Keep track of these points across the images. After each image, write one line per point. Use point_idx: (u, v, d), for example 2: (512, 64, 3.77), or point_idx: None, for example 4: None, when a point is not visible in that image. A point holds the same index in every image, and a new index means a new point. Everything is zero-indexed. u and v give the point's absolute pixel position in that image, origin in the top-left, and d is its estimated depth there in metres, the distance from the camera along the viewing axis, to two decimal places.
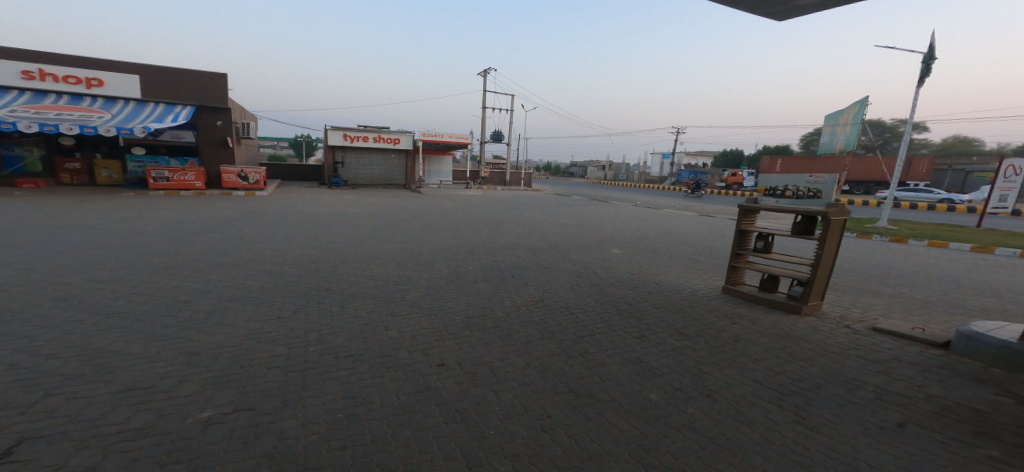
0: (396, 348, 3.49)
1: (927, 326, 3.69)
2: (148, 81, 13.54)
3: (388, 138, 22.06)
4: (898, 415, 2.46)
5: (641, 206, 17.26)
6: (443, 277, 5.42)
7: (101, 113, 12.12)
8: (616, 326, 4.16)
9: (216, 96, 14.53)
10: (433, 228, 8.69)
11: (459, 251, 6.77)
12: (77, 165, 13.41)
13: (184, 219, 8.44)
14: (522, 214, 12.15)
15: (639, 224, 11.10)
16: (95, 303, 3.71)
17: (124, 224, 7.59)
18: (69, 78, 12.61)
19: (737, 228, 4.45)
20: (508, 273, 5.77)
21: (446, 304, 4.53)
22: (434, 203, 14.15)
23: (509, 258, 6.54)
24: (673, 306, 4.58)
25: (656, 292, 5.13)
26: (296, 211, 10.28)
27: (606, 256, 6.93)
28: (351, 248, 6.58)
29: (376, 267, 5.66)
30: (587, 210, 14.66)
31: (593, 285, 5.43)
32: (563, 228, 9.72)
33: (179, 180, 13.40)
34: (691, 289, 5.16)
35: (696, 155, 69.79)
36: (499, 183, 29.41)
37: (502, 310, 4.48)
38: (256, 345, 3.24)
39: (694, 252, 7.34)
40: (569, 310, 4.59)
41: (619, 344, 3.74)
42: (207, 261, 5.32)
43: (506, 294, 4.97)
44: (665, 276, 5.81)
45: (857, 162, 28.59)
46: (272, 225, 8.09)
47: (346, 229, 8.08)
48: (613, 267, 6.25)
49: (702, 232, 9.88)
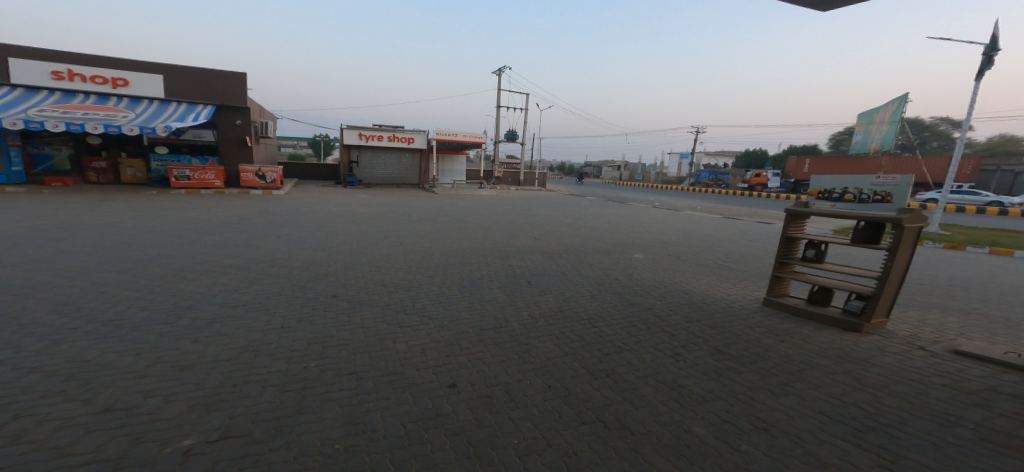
0: (406, 365, 3.19)
1: (1020, 351, 3.17)
2: (170, 81, 13.73)
3: (404, 137, 22.01)
4: (1011, 464, 2.02)
5: (659, 207, 16.62)
6: (455, 284, 5.10)
7: (126, 113, 12.30)
8: (646, 342, 3.76)
9: (236, 95, 14.65)
10: (444, 230, 8.40)
11: (472, 255, 6.45)
12: (103, 163, 13.66)
13: (196, 218, 8.37)
14: (537, 215, 11.79)
15: (661, 227, 10.59)
16: (94, 308, 3.53)
17: (138, 223, 7.54)
18: (96, 78, 12.88)
19: (784, 235, 3.99)
20: (525, 279, 5.42)
21: (459, 313, 4.23)
22: (449, 204, 13.91)
23: (524, 263, 6.18)
24: (708, 319, 4.16)
25: (688, 302, 4.69)
26: (310, 211, 10.17)
27: (627, 262, 6.49)
28: (360, 251, 6.33)
29: (387, 271, 5.40)
30: (604, 211, 14.17)
31: (617, 293, 5.04)
32: (580, 230, 9.32)
33: (200, 179, 13.53)
34: (727, 301, 4.70)
35: (716, 155, 67.90)
36: (514, 183, 29.06)
37: (520, 321, 4.15)
38: (255, 359, 2.98)
39: (724, 259, 6.81)
40: (593, 322, 4.22)
41: (651, 364, 3.36)
42: (214, 264, 5.14)
43: (523, 303, 4.61)
44: (696, 284, 5.36)
45: (895, 163, 26.98)
46: (284, 226, 7.94)
47: (356, 231, 7.87)
48: (636, 274, 5.84)
49: (728, 236, 9.32)
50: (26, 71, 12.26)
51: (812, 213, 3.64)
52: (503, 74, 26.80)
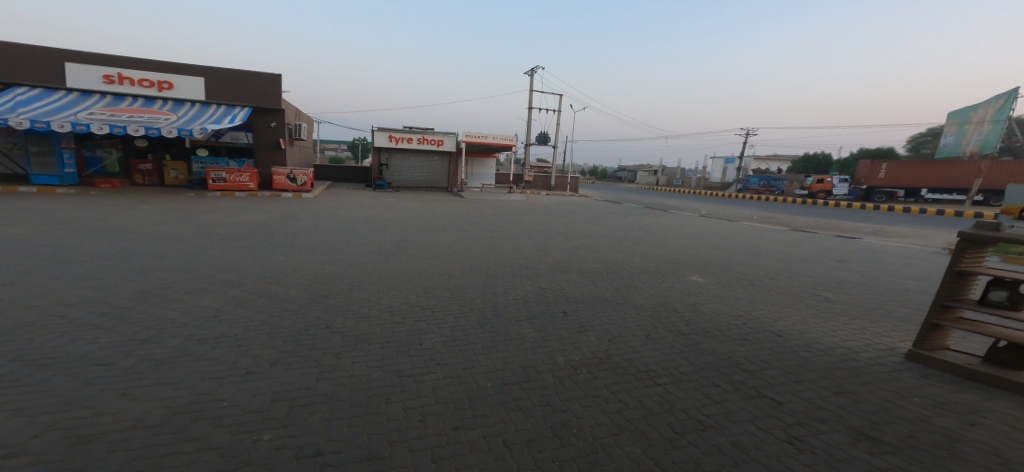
0: (395, 445, 2.27)
1: None
2: (211, 83, 13.95)
3: (432, 139, 21.57)
4: None
5: (705, 217, 14.97)
6: (474, 314, 4.20)
7: (168, 115, 12.50)
8: (738, 415, 2.63)
9: (272, 97, 14.70)
10: (467, 241, 7.57)
11: (494, 274, 5.51)
12: (149, 166, 13.98)
13: (214, 222, 8.01)
14: (567, 224, 10.67)
15: (712, 239, 9.18)
16: (33, 337, 2.88)
17: (151, 228, 7.17)
18: (143, 81, 13.27)
19: (950, 270, 3.03)
20: (560, 309, 4.40)
21: (477, 361, 3.28)
22: (474, 210, 13.09)
23: (557, 286, 5.14)
24: (825, 382, 2.94)
25: (784, 351, 3.47)
26: (330, 217, 9.65)
27: (683, 286, 5.30)
28: (368, 267, 5.58)
29: (392, 296, 4.57)
30: (644, 220, 12.76)
31: (678, 331, 3.93)
32: (617, 243, 8.12)
33: (235, 181, 13.61)
34: (841, 352, 3.43)
35: (768, 159, 63.02)
36: (546, 187, 27.96)
37: (553, 374, 3.14)
38: (187, 426, 2.15)
39: (810, 286, 5.41)
40: (654, 377, 3.13)
41: (758, 459, 2.21)
42: (206, 279, 4.52)
43: (560, 345, 3.61)
44: (787, 323, 4.09)
45: (996, 168, 23.02)
46: (297, 233, 7.38)
47: (372, 240, 7.19)
48: (698, 303, 4.69)
49: (799, 253, 7.79)
50: (81, 75, 12.81)
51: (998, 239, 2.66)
52: (534, 74, 25.90)
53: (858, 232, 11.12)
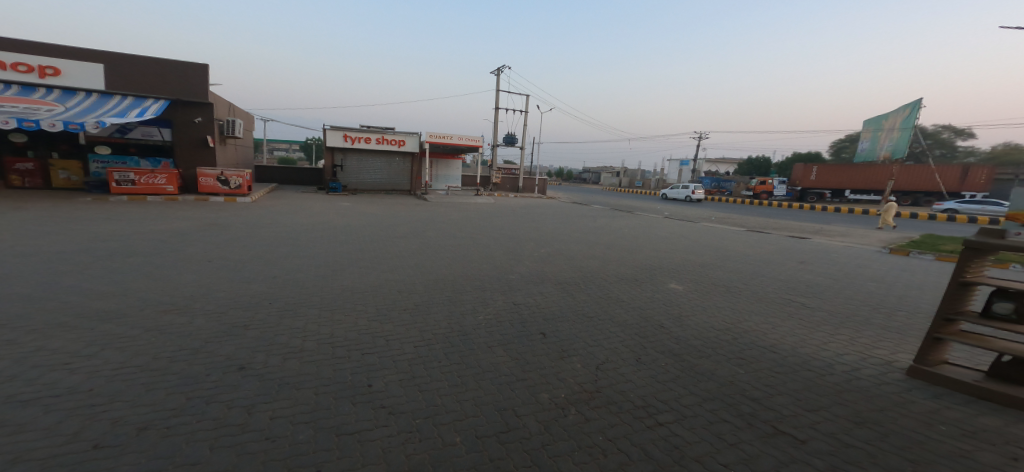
0: None
1: None
2: (113, 70, 12.07)
3: (392, 140, 20.33)
4: None
5: (671, 218, 15.22)
6: (439, 341, 3.55)
7: (54, 105, 10.58)
8: (763, 462, 2.18)
9: (195, 88, 12.96)
10: (434, 249, 6.86)
11: (462, 288, 4.89)
12: (29, 165, 12.21)
13: (121, 231, 6.79)
14: (541, 228, 10.25)
15: (684, 242, 9.14)
16: None
17: (31, 238, 5.90)
18: (19, 65, 11.24)
19: (954, 281, 2.84)
20: (538, 330, 3.85)
21: (442, 408, 2.64)
22: (440, 214, 12.30)
23: (531, 300, 4.61)
24: (837, 410, 2.62)
25: (784, 371, 3.16)
26: (273, 223, 8.57)
27: (663, 295, 4.97)
28: (312, 284, 4.76)
29: (336, 321, 3.82)
30: (614, 223, 12.66)
31: (670, 352, 3.51)
32: (595, 248, 7.78)
33: (148, 183, 11.80)
34: (842, 369, 3.17)
35: (717, 162, 66.95)
36: (512, 189, 27.44)
37: (537, 419, 2.58)
38: None
39: (791, 292, 5.27)
40: (656, 417, 2.63)
41: None
42: (78, 312, 3.55)
43: (541, 378, 3.05)
44: (777, 336, 3.83)
45: (906, 171, 25.78)
46: (225, 244, 6.35)
47: (321, 251, 6.31)
48: (683, 315, 4.35)
49: (770, 254, 7.85)
50: None
51: (1003, 248, 2.50)
52: (498, 73, 25.28)
53: (811, 232, 11.66)
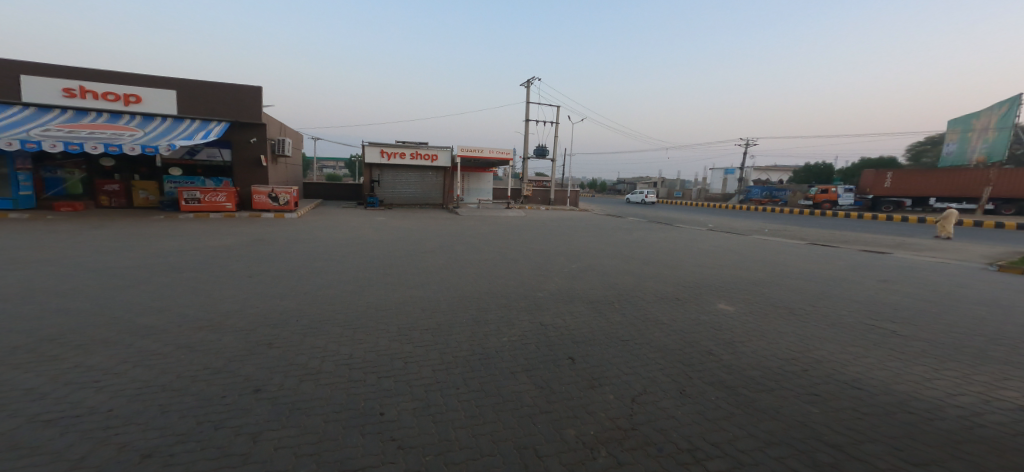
0: None
1: None
2: (182, 97, 13.30)
3: (425, 155, 20.71)
4: None
5: (714, 231, 14.20)
6: (458, 364, 3.29)
7: (134, 130, 11.78)
8: None
9: (250, 111, 14.00)
10: (460, 265, 6.71)
11: (487, 307, 4.64)
12: (116, 186, 13.55)
13: (173, 248, 7.22)
14: (571, 242, 9.86)
15: (728, 256, 8.36)
16: None
17: (94, 257, 6.35)
18: (108, 94, 12.64)
19: None
20: (566, 355, 3.48)
21: (455, 443, 2.35)
22: (471, 227, 12.27)
23: (560, 321, 4.25)
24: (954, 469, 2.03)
25: (871, 413, 2.57)
26: (311, 239, 8.85)
27: (709, 318, 4.41)
28: (336, 301, 4.72)
29: (355, 341, 3.68)
30: (651, 236, 11.95)
31: (722, 384, 3.00)
32: (626, 263, 7.28)
33: (211, 201, 12.77)
34: (951, 413, 2.54)
35: (768, 170, 62.89)
36: (546, 201, 27.21)
37: (561, 461, 2.21)
38: None
39: (866, 315, 4.51)
40: (707, 465, 2.17)
41: None
42: (116, 329, 3.65)
43: (569, 411, 2.68)
44: (857, 369, 3.20)
45: (1004, 176, 22.56)
46: (263, 260, 6.55)
47: (350, 267, 6.35)
48: (735, 340, 3.80)
49: (833, 271, 6.96)
50: (39, 88, 12.17)
51: None
52: (530, 85, 25.47)
53: (884, 246, 10.32)
